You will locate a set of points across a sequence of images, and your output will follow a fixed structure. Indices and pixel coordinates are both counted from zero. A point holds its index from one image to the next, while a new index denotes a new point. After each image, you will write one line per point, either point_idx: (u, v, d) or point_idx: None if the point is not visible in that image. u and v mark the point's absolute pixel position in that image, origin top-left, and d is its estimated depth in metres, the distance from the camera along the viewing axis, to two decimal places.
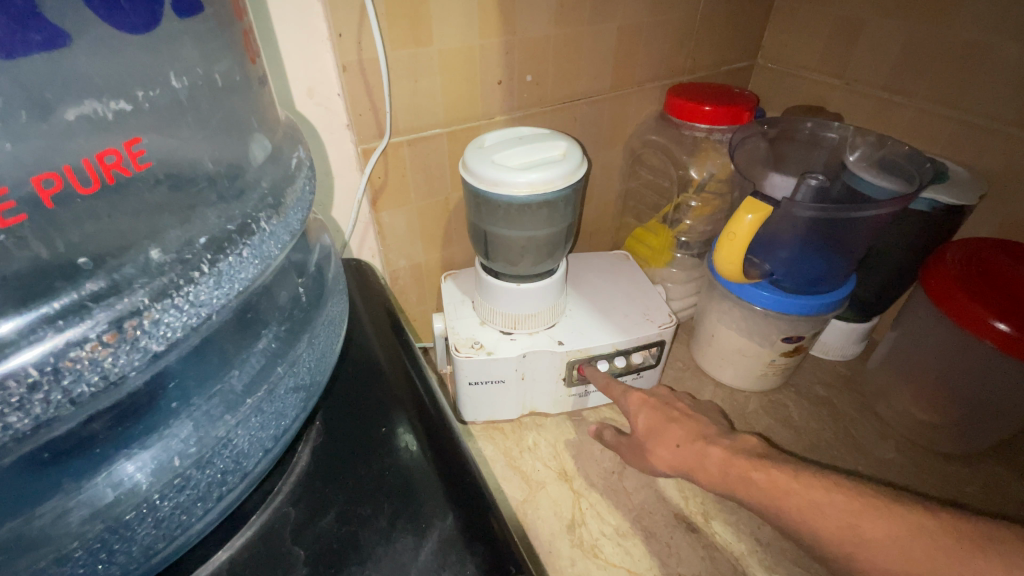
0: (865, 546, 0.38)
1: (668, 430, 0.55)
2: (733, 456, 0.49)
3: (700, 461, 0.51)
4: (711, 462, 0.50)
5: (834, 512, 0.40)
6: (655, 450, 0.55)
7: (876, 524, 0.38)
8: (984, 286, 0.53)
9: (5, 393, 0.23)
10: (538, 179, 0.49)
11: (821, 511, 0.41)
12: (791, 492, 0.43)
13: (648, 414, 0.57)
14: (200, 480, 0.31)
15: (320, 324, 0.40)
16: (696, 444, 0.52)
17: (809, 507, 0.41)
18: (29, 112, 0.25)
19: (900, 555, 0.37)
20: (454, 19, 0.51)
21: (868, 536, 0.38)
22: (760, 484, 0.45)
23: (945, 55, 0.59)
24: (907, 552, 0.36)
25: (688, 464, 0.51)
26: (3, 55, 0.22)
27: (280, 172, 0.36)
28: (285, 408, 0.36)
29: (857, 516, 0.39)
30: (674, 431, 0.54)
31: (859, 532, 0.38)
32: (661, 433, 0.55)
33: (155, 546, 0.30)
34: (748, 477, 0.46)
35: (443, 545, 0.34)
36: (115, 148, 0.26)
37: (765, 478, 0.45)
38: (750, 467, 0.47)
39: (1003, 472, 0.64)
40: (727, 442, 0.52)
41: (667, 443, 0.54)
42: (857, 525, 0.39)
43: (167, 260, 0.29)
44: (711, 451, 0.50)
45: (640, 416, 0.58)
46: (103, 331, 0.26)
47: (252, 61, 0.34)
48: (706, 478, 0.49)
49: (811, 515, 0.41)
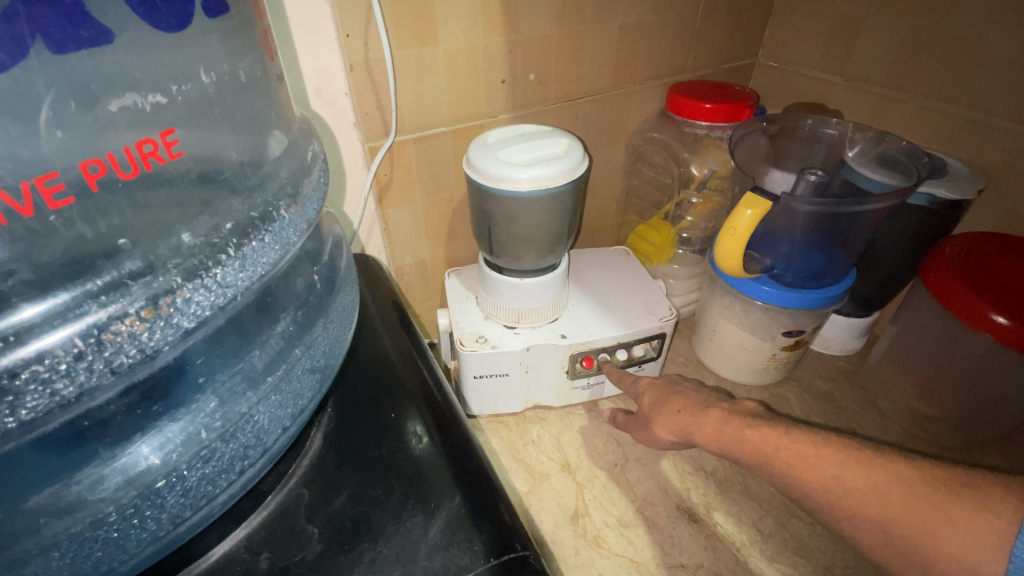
0: (847, 496, 0.39)
1: (671, 403, 0.57)
2: (729, 417, 0.50)
3: (698, 423, 0.52)
4: (709, 424, 0.51)
5: (820, 465, 0.41)
6: (658, 419, 0.57)
7: (858, 472, 0.39)
8: (982, 279, 0.55)
9: (53, 361, 0.26)
10: (542, 175, 0.50)
11: (807, 464, 0.42)
12: (780, 448, 0.44)
13: (654, 390, 0.60)
14: (223, 452, 0.33)
15: (335, 310, 0.42)
16: (696, 410, 0.54)
17: (797, 461, 0.42)
18: (77, 102, 0.27)
19: (880, 501, 0.37)
20: (459, 20, 0.53)
21: (850, 486, 0.39)
22: (753, 442, 0.46)
23: (942, 50, 0.60)
24: (885, 497, 0.37)
25: (687, 428, 0.53)
26: (56, 50, 0.25)
27: (297, 163, 0.38)
28: (301, 388, 0.38)
29: (840, 467, 0.40)
30: (677, 400, 0.56)
31: (841, 482, 0.39)
32: (664, 404, 0.57)
33: (182, 514, 0.32)
34: (742, 436, 0.47)
35: (452, 522, 0.35)
36: (151, 138, 0.28)
37: (757, 436, 0.46)
38: (745, 425, 0.48)
39: (1004, 461, 0.64)
40: (727, 404, 0.53)
41: (670, 410, 0.56)
42: (840, 475, 0.40)
43: (197, 243, 0.31)
44: (710, 412, 0.52)
45: (647, 393, 0.60)
46: (141, 306, 0.28)
47: (271, 59, 0.36)
48: (703, 436, 0.51)
49: (798, 467, 0.42)
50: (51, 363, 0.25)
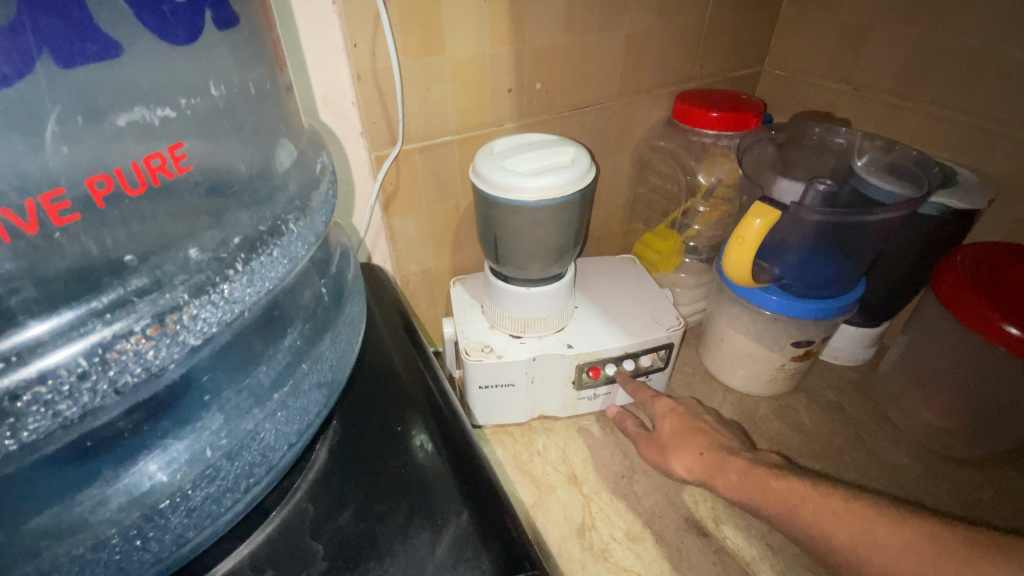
0: (878, 550, 0.39)
1: (693, 438, 0.56)
2: (753, 465, 0.49)
3: (720, 469, 0.51)
4: (731, 471, 0.50)
5: (848, 518, 0.41)
6: (675, 452, 0.56)
7: (890, 529, 0.39)
8: (994, 290, 0.54)
9: (56, 382, 0.25)
10: (547, 184, 0.50)
11: (836, 516, 0.42)
12: (807, 500, 0.44)
13: (675, 419, 0.59)
14: (229, 471, 0.33)
15: (342, 323, 0.41)
16: (718, 454, 0.53)
17: (824, 512, 0.42)
18: (84, 117, 0.27)
19: (913, 560, 0.37)
20: (466, 29, 0.53)
21: (883, 541, 0.39)
22: (778, 492, 0.46)
23: (951, 58, 0.60)
24: (919, 556, 0.37)
25: (706, 473, 0.52)
26: (62, 63, 0.24)
27: (305, 175, 0.38)
28: (308, 403, 0.38)
29: (871, 523, 0.40)
30: (699, 440, 0.55)
31: (873, 536, 0.39)
32: (684, 438, 0.56)
33: (187, 534, 0.31)
34: (765, 485, 0.47)
35: (460, 540, 0.35)
36: (159, 152, 0.28)
37: (783, 487, 0.46)
38: (769, 474, 0.48)
39: (1015, 477, 0.63)
40: (749, 455, 0.52)
41: (691, 448, 0.55)
42: (870, 530, 0.40)
43: (205, 258, 0.31)
44: (732, 460, 0.51)
45: (667, 420, 0.59)
46: (147, 324, 0.28)
47: (280, 71, 0.36)
48: (724, 485, 0.50)
49: (825, 519, 0.42)
50: (54, 384, 0.25)
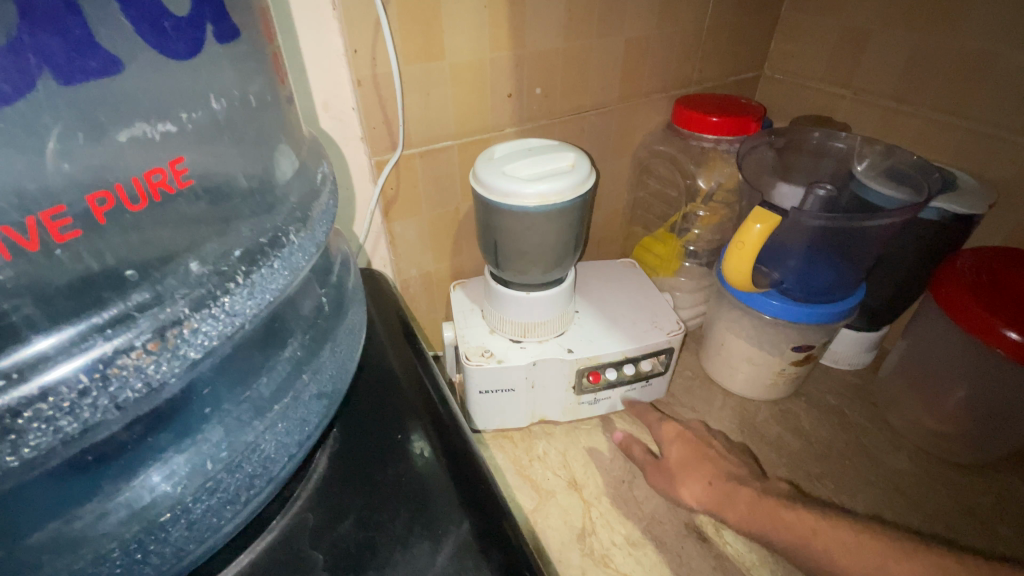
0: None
1: (700, 466, 0.60)
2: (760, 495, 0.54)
3: (731, 500, 0.56)
4: (742, 501, 0.55)
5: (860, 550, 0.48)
6: (686, 479, 0.59)
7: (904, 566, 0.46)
8: (995, 295, 0.54)
9: (58, 398, 0.26)
10: (548, 191, 0.50)
11: (848, 551, 0.48)
12: (817, 532, 0.50)
13: (681, 445, 0.62)
14: (229, 483, 0.33)
15: (342, 333, 0.41)
16: (726, 483, 0.57)
17: (838, 548, 0.48)
18: (86, 134, 0.27)
19: None
20: (466, 33, 0.53)
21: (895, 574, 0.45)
22: (788, 522, 0.52)
23: (950, 64, 0.60)
24: None
25: (717, 503, 0.56)
26: (63, 81, 0.24)
27: (305, 186, 0.38)
28: (308, 414, 0.38)
29: (883, 559, 0.47)
30: (705, 468, 0.59)
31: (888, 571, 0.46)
32: (692, 465, 0.60)
33: (186, 548, 0.31)
34: (777, 517, 0.52)
35: (460, 549, 0.34)
36: (160, 167, 0.28)
37: (793, 518, 0.52)
38: (777, 504, 0.53)
39: (1016, 481, 0.63)
40: (756, 484, 0.57)
41: (699, 477, 0.59)
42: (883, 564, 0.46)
43: (205, 271, 0.31)
44: (741, 492, 0.56)
45: (674, 447, 0.62)
46: (147, 339, 0.28)
47: (281, 81, 0.36)
48: (735, 515, 0.55)
49: (838, 553, 0.48)
50: (55, 401, 0.25)
